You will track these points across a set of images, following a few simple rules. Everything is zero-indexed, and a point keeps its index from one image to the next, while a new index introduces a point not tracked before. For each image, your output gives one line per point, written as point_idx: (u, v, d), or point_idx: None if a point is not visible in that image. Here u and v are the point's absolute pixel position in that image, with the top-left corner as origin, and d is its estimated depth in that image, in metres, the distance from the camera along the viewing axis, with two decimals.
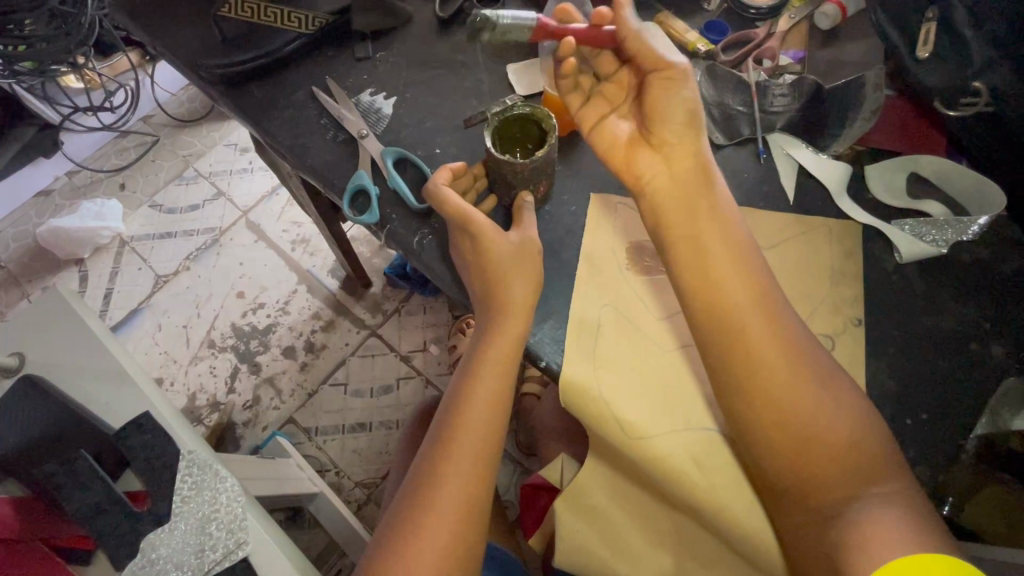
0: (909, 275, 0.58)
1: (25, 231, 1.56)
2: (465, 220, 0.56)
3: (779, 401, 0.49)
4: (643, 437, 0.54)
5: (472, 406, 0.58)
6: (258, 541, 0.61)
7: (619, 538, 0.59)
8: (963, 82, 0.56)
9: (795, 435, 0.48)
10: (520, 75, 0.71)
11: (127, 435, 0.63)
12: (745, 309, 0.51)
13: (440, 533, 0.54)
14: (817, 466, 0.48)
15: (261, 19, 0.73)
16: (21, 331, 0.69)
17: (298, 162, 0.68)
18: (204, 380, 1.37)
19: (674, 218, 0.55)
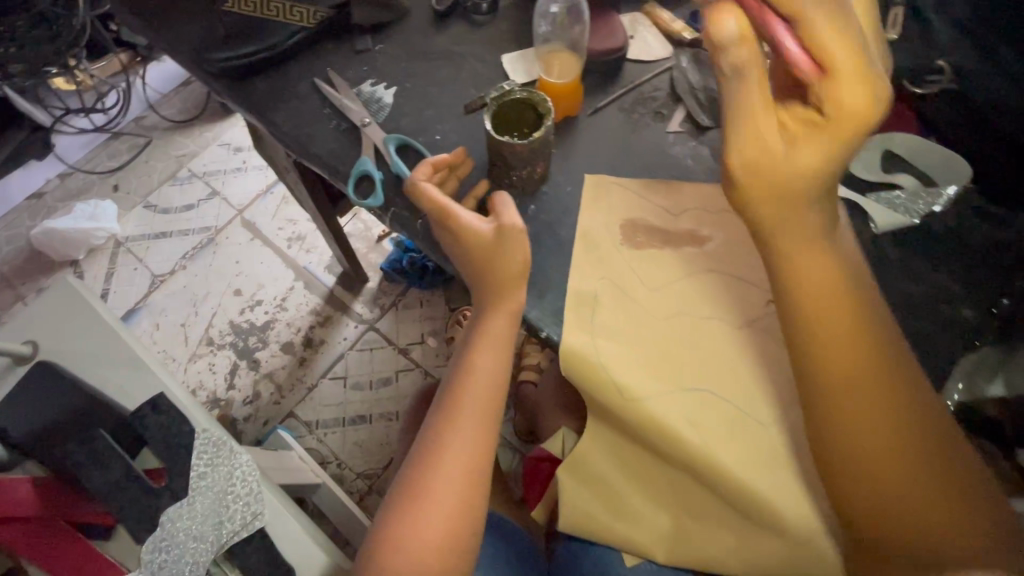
0: (884, 244, 0.62)
1: (18, 233, 1.56)
2: (443, 212, 0.59)
3: (858, 433, 0.50)
4: (639, 400, 0.57)
5: (472, 379, 0.61)
6: (273, 513, 0.64)
7: (621, 500, 0.62)
8: (931, 61, 0.62)
9: (877, 465, 0.50)
10: (514, 65, 0.74)
11: (143, 415, 0.65)
12: (837, 349, 0.50)
13: (446, 498, 0.57)
14: (897, 495, 0.49)
15: (264, 14, 0.75)
16: (33, 319, 0.71)
17: (302, 151, 0.71)
18: (204, 377, 1.38)
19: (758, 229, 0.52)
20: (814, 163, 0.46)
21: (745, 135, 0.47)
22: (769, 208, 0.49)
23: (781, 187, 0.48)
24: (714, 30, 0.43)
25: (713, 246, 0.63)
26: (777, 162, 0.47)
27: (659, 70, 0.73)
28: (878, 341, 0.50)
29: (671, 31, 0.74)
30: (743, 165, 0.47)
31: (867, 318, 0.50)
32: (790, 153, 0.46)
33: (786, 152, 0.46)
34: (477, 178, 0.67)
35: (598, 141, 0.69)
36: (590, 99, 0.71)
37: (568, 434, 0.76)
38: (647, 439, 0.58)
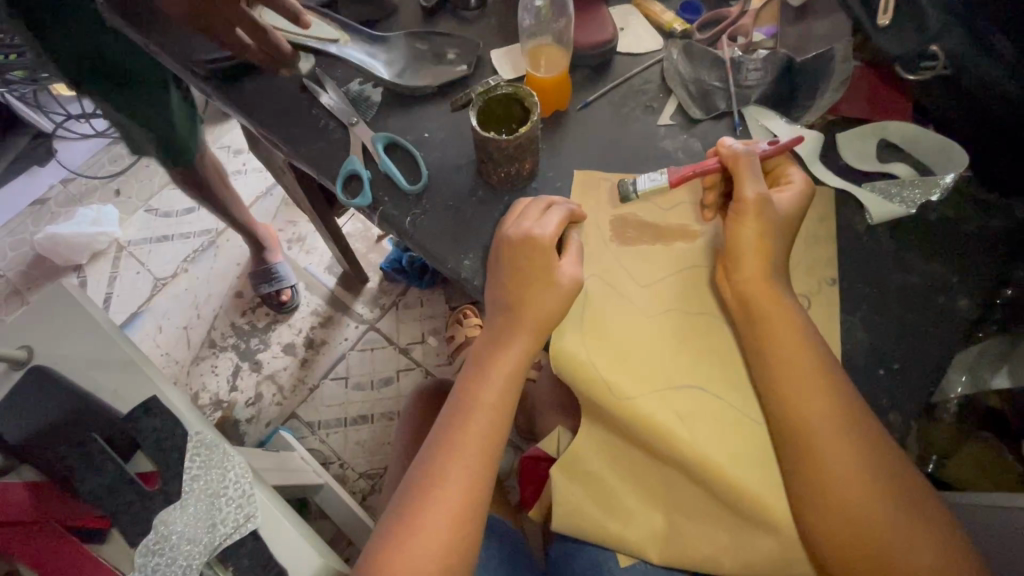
0: (879, 235, 0.61)
1: (21, 239, 1.56)
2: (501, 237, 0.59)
3: (833, 471, 0.52)
4: (628, 397, 0.56)
5: (482, 387, 0.59)
6: (267, 515, 0.63)
7: (613, 499, 0.61)
8: (919, 47, 0.57)
9: (852, 510, 0.51)
10: (503, 60, 0.73)
11: (136, 419, 0.65)
12: (818, 389, 0.53)
13: (444, 508, 0.55)
14: (872, 543, 0.51)
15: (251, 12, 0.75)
16: (28, 325, 0.71)
17: (290, 150, 0.70)
18: (206, 379, 1.39)
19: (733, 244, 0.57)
20: (791, 211, 0.57)
21: (748, 176, 0.58)
22: (765, 303, 0.56)
23: (767, 283, 0.56)
24: (738, 151, 0.59)
25: (704, 240, 0.62)
26: (772, 223, 0.57)
27: (649, 62, 0.72)
28: (856, 399, 0.53)
29: (661, 22, 0.74)
30: (754, 203, 0.56)
31: (837, 372, 0.54)
32: (781, 206, 0.57)
33: (774, 201, 0.57)
34: (466, 175, 0.66)
35: (588, 136, 0.68)
36: (579, 93, 0.70)
37: (562, 432, 0.71)
38: (638, 437, 0.57)
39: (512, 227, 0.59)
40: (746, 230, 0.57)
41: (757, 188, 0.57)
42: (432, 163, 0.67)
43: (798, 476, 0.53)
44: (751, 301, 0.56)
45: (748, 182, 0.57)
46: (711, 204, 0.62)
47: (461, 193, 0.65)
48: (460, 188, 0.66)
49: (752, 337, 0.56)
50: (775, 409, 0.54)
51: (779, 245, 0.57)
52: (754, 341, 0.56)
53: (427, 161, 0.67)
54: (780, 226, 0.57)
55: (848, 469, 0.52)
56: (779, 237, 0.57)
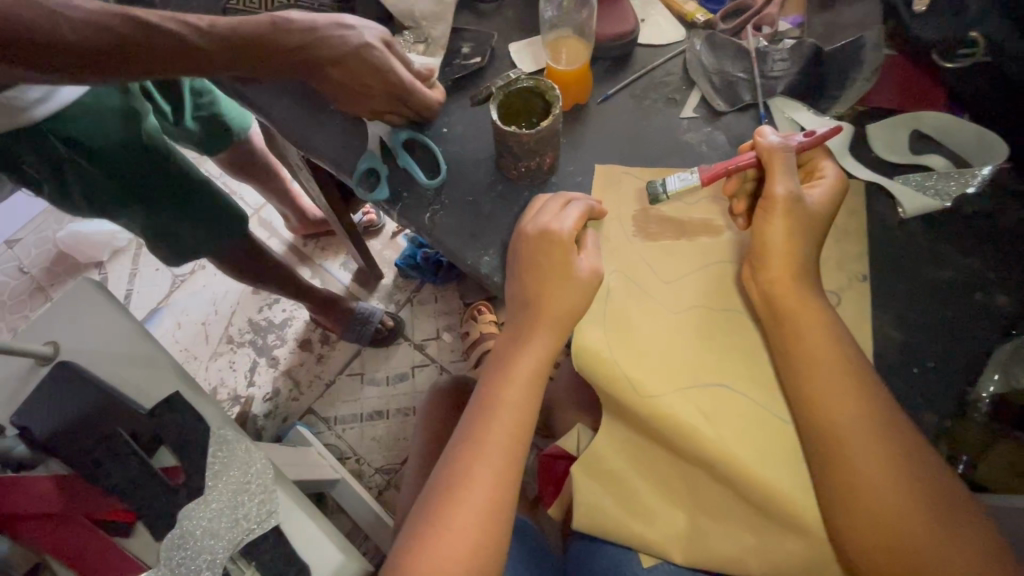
0: (912, 229, 0.59)
1: (44, 237, 1.58)
2: (517, 233, 0.58)
3: (862, 473, 0.51)
4: (653, 395, 0.55)
5: (505, 386, 0.59)
6: (287, 509, 0.65)
7: (634, 499, 0.60)
8: (959, 33, 0.56)
9: (887, 516, 0.50)
10: (522, 54, 0.72)
11: (160, 414, 0.66)
12: (848, 389, 0.52)
13: (467, 508, 0.55)
14: (908, 550, 0.49)
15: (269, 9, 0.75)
16: (54, 323, 0.72)
17: (309, 147, 0.70)
18: (224, 375, 1.40)
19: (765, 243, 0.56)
20: (823, 208, 0.56)
21: (781, 171, 0.56)
22: (790, 303, 0.54)
23: (793, 281, 0.55)
24: (776, 144, 0.57)
25: (728, 233, 0.61)
26: (804, 221, 0.55)
27: (671, 54, 0.70)
28: (888, 400, 0.52)
29: (684, 12, 0.72)
30: (785, 200, 0.55)
31: (868, 372, 0.53)
32: (812, 203, 0.56)
33: (805, 198, 0.56)
34: (485, 170, 0.66)
35: (609, 130, 0.66)
36: (600, 86, 0.69)
37: (582, 429, 0.71)
38: (662, 436, 0.56)
39: (529, 222, 0.58)
40: (776, 224, 0.55)
41: (789, 185, 0.56)
42: (451, 158, 0.67)
43: (829, 480, 0.51)
44: (777, 301, 0.55)
45: (780, 178, 0.56)
46: (739, 212, 0.60)
47: (480, 188, 0.65)
48: (479, 183, 0.65)
49: (778, 336, 0.55)
50: (804, 410, 0.53)
51: (809, 245, 0.56)
52: (782, 341, 0.55)
53: (446, 155, 0.67)
54: (807, 222, 0.55)
55: (879, 471, 0.50)
56: (809, 237, 0.56)
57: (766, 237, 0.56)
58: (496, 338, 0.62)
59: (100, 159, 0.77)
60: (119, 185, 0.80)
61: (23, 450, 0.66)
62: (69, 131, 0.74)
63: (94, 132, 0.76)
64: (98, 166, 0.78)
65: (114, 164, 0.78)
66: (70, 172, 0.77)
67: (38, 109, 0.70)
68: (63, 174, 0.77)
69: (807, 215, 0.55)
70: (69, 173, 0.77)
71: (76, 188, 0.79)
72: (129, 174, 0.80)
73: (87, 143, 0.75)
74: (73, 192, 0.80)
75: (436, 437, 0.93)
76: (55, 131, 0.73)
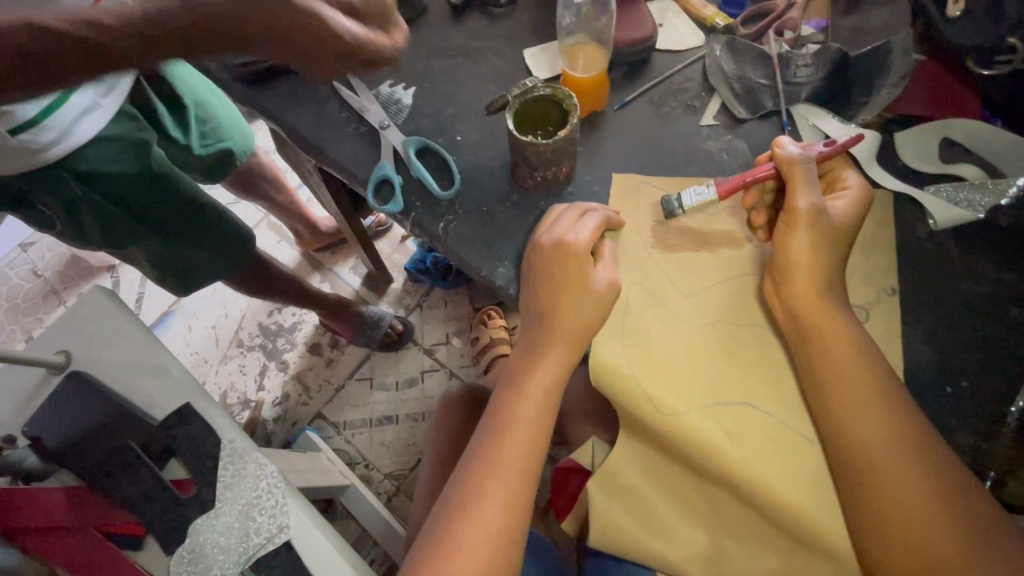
0: (943, 241, 0.57)
1: (57, 240, 1.58)
2: (534, 245, 0.57)
3: (894, 497, 0.49)
4: (674, 413, 0.54)
5: (521, 401, 0.57)
6: (298, 526, 0.63)
7: (654, 517, 0.58)
8: (993, 40, 0.54)
9: (922, 542, 0.48)
10: (537, 60, 0.71)
11: (171, 426, 0.65)
12: (877, 409, 0.50)
13: (483, 528, 0.53)
14: None
15: None
16: (65, 333, 0.72)
17: (322, 155, 0.69)
18: (234, 379, 1.40)
19: (792, 256, 0.54)
20: (846, 221, 0.54)
21: (802, 184, 0.54)
22: (816, 319, 0.53)
23: (819, 297, 0.53)
24: (795, 155, 0.55)
25: (751, 245, 0.59)
26: (828, 234, 0.53)
27: (690, 59, 0.69)
28: (921, 421, 0.50)
29: (703, 16, 0.70)
30: (807, 214, 0.53)
31: (898, 391, 0.51)
32: (835, 215, 0.54)
33: (829, 210, 0.54)
34: (500, 178, 0.64)
35: (626, 138, 0.65)
36: (617, 92, 0.68)
37: (597, 443, 0.69)
38: (683, 453, 0.55)
39: (546, 233, 0.56)
40: (803, 237, 0.53)
41: (812, 198, 0.54)
42: (465, 166, 0.66)
43: (858, 503, 0.50)
44: (803, 318, 0.53)
45: (802, 192, 0.54)
46: (759, 225, 0.58)
47: (495, 197, 0.64)
48: (494, 192, 0.64)
49: (805, 353, 0.53)
50: (831, 429, 0.52)
51: (833, 259, 0.54)
52: (808, 357, 0.53)
53: (460, 163, 0.66)
54: (834, 235, 0.53)
55: (911, 495, 0.49)
56: (834, 251, 0.54)
57: (792, 251, 0.54)
58: (512, 351, 0.60)
59: (117, 192, 0.76)
60: (134, 218, 0.79)
61: (35, 461, 0.65)
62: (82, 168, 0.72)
63: (111, 163, 0.74)
64: (113, 198, 0.76)
65: (131, 195, 0.77)
66: (87, 210, 0.74)
67: (52, 151, 0.67)
68: (78, 212, 0.74)
69: (834, 228, 0.53)
70: (85, 210, 0.74)
71: (91, 225, 0.76)
72: (145, 206, 0.79)
73: (104, 176, 0.74)
74: (86, 229, 0.76)
75: (446, 446, 0.91)
76: (74, 166, 0.71)
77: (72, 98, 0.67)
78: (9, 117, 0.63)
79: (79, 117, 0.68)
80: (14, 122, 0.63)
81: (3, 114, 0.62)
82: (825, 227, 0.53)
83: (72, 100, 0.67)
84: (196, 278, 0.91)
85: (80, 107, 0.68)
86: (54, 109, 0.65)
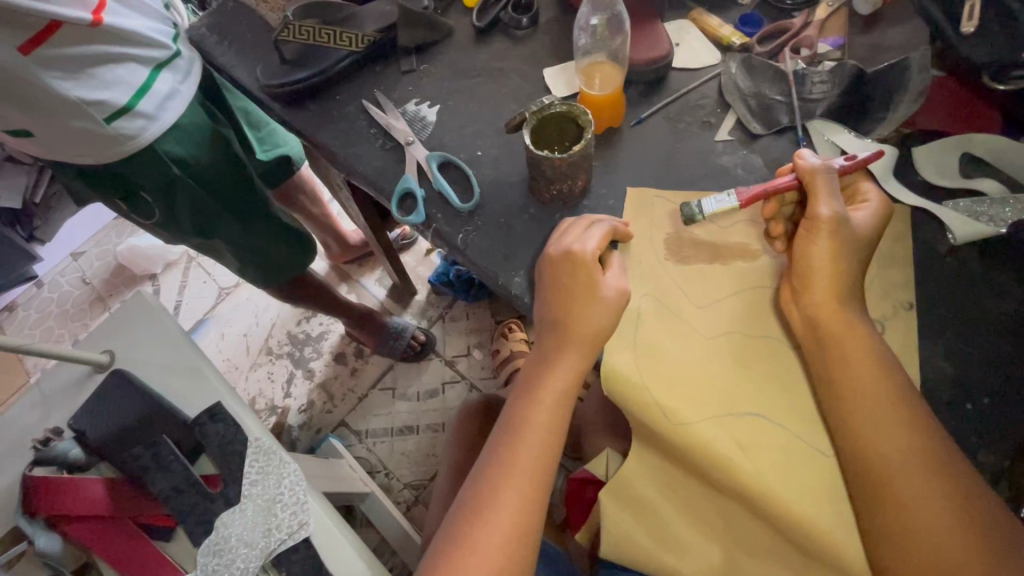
0: (963, 257, 0.56)
1: (107, 250, 1.69)
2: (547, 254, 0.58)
3: (910, 511, 0.48)
4: (686, 422, 0.54)
5: (534, 408, 0.58)
6: (318, 523, 0.66)
7: (667, 530, 0.58)
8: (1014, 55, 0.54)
9: (940, 558, 0.47)
10: (556, 79, 0.74)
11: (202, 423, 0.69)
12: (890, 420, 0.50)
13: (498, 531, 0.54)
14: None
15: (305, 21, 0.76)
16: (111, 334, 0.77)
17: (351, 169, 0.73)
18: (263, 386, 1.45)
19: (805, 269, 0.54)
20: (867, 230, 0.54)
21: (824, 193, 0.54)
22: (826, 330, 0.53)
23: (824, 310, 0.53)
24: (817, 164, 0.56)
25: (764, 259, 0.60)
26: (852, 241, 0.53)
27: (706, 77, 0.70)
28: (938, 432, 0.49)
29: (719, 36, 0.72)
30: (829, 221, 0.53)
31: (915, 402, 0.50)
32: (857, 224, 0.54)
33: (851, 219, 0.54)
34: (519, 192, 0.67)
35: (642, 153, 0.67)
36: (633, 109, 0.70)
37: (612, 454, 0.70)
38: (695, 464, 0.55)
39: (554, 244, 0.58)
40: (819, 246, 0.53)
41: (833, 205, 0.54)
42: (485, 181, 0.68)
43: (872, 516, 0.49)
44: (815, 330, 0.53)
45: (823, 199, 0.54)
46: (777, 236, 0.59)
47: (513, 210, 0.66)
48: (512, 205, 0.66)
49: (818, 366, 0.53)
50: (846, 442, 0.51)
51: (847, 271, 0.54)
52: (823, 368, 0.53)
53: (480, 178, 0.68)
54: (857, 244, 0.54)
55: (927, 508, 0.48)
56: (846, 265, 0.54)
57: (806, 262, 0.54)
58: (526, 360, 0.62)
59: (204, 179, 0.83)
60: (220, 205, 0.86)
61: (78, 453, 0.69)
62: (178, 153, 0.79)
63: (196, 151, 0.80)
64: (203, 184, 0.83)
65: (216, 184, 0.84)
66: (182, 196, 0.81)
67: (143, 136, 0.74)
68: (173, 196, 0.81)
69: (851, 241, 0.53)
70: (180, 197, 0.81)
71: (184, 211, 0.83)
72: (229, 194, 0.86)
73: (192, 163, 0.80)
74: (181, 213, 0.84)
75: (465, 455, 0.93)
76: (166, 152, 0.77)
77: (154, 85, 0.74)
78: (105, 104, 0.71)
79: (162, 102, 0.75)
80: (109, 110, 0.71)
81: (100, 103, 0.70)
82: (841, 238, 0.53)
83: (154, 86, 0.74)
84: (278, 269, 0.99)
85: (162, 91, 0.75)
86: (142, 95, 0.73)
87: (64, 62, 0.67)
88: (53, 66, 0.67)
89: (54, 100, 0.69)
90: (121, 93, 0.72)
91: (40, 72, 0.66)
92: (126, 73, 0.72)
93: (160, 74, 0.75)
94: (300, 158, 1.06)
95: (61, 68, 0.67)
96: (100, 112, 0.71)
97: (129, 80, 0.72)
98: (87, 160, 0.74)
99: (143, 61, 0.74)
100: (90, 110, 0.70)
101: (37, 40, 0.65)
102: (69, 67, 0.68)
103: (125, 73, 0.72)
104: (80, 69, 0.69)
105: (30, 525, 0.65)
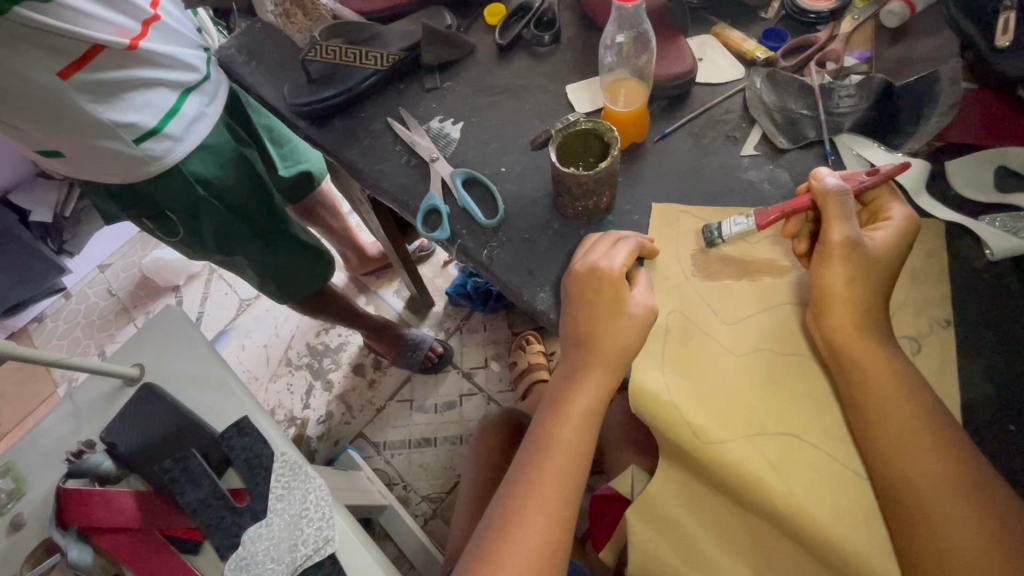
0: (1000, 273, 0.55)
1: (133, 262, 1.72)
2: (570, 272, 0.58)
3: (950, 536, 0.47)
4: (716, 441, 0.54)
5: (562, 426, 0.58)
6: (343, 539, 0.66)
7: (694, 551, 0.57)
8: None
9: None
10: (578, 95, 0.74)
11: (229, 436, 0.70)
12: (924, 441, 0.49)
13: (524, 551, 0.54)
14: None
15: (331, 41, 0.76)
16: (139, 347, 0.79)
17: (376, 185, 0.74)
18: (283, 397, 1.46)
19: (835, 287, 0.53)
20: (884, 252, 0.53)
21: (836, 217, 0.54)
22: (858, 350, 0.52)
23: (853, 328, 0.52)
24: (831, 187, 0.54)
25: (794, 274, 0.59)
26: (865, 267, 0.52)
27: (730, 91, 0.70)
28: (974, 455, 0.48)
29: (743, 51, 0.72)
30: (841, 246, 0.52)
31: (949, 424, 0.49)
32: (873, 247, 0.53)
33: (866, 242, 0.53)
34: (543, 208, 0.67)
35: (667, 167, 0.67)
36: (657, 125, 0.70)
37: (636, 472, 0.69)
38: (724, 483, 0.54)
39: (580, 260, 0.58)
40: (851, 264, 0.52)
41: (848, 230, 0.53)
42: (509, 197, 0.69)
43: (908, 541, 0.48)
44: (844, 349, 0.52)
45: (835, 225, 0.53)
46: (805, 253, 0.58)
47: (538, 225, 0.66)
48: (537, 220, 0.66)
49: (848, 386, 0.52)
50: (881, 465, 0.50)
51: (877, 289, 0.53)
52: (849, 389, 0.52)
53: (504, 194, 0.69)
54: (872, 268, 0.52)
55: (968, 534, 0.46)
56: (878, 282, 0.53)
57: (829, 290, 0.53)
58: (551, 377, 0.61)
59: (226, 199, 0.84)
60: (242, 223, 0.88)
61: (109, 465, 0.70)
62: (202, 172, 0.81)
63: (220, 171, 0.82)
64: (224, 204, 0.85)
65: (239, 203, 0.86)
66: (205, 216, 0.83)
67: (169, 157, 0.77)
68: (197, 216, 0.83)
69: (881, 260, 0.53)
70: (204, 216, 0.83)
71: (208, 229, 0.85)
72: (252, 212, 0.88)
73: (215, 182, 0.82)
74: (205, 231, 0.85)
75: (486, 469, 0.92)
76: (190, 172, 0.80)
77: (182, 108, 0.77)
78: (136, 127, 0.73)
79: (189, 125, 0.78)
80: (138, 132, 0.73)
81: (130, 126, 0.72)
82: (871, 254, 0.52)
83: (182, 109, 0.77)
84: (301, 281, 1.01)
85: (189, 114, 0.77)
86: (170, 118, 0.75)
87: (98, 86, 0.69)
88: (88, 90, 0.69)
89: (87, 122, 0.71)
90: (151, 116, 0.74)
91: (75, 95, 0.68)
92: (156, 96, 0.74)
93: (188, 98, 0.78)
94: (322, 172, 1.07)
95: (95, 91, 0.69)
96: (130, 134, 0.73)
97: (159, 103, 0.75)
98: (115, 178, 0.77)
99: (173, 85, 0.76)
100: (120, 132, 0.72)
101: (77, 65, 0.67)
102: (103, 91, 0.70)
103: (155, 96, 0.74)
104: (113, 92, 0.71)
105: (62, 537, 0.67)
